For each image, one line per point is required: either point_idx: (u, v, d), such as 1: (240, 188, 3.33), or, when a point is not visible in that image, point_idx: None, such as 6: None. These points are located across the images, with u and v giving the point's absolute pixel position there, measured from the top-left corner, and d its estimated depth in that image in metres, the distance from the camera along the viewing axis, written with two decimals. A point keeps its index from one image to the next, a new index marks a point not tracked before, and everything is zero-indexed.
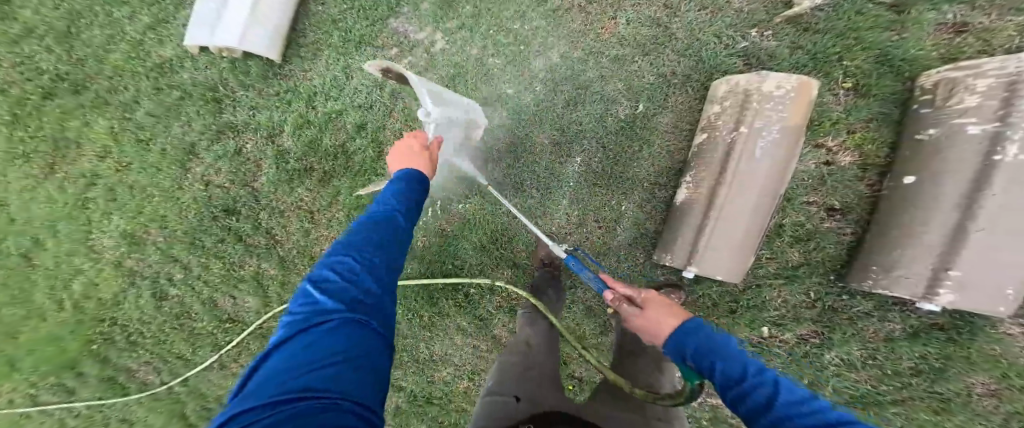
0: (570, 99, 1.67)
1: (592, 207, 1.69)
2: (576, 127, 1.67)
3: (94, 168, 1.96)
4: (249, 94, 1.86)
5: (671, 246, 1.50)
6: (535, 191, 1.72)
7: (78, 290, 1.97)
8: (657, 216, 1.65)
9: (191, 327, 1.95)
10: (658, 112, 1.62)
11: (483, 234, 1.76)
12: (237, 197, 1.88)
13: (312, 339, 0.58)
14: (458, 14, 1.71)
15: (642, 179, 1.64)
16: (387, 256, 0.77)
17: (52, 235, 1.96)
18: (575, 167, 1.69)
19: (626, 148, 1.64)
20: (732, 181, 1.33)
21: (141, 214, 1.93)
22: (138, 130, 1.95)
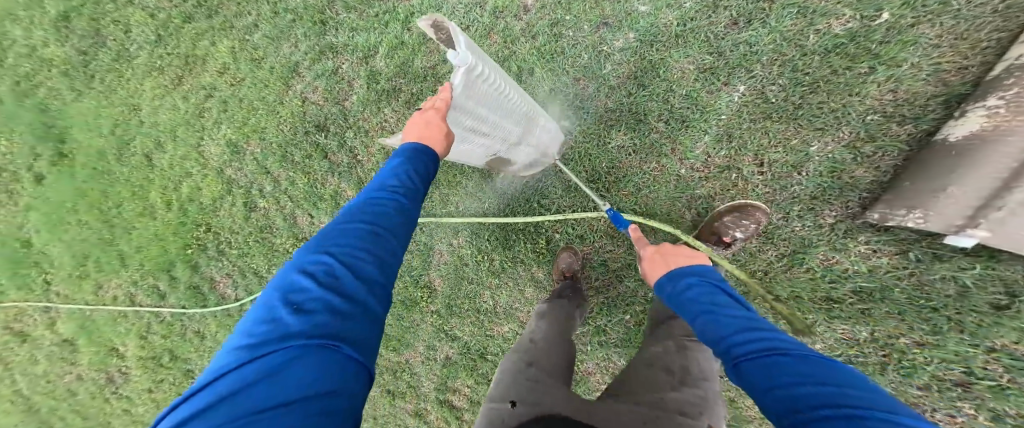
0: (735, 18, 1.43)
1: (751, 146, 1.42)
2: (746, 50, 1.42)
3: (213, 82, 2.10)
4: (351, 16, 1.84)
5: (924, 200, 1.12)
6: (663, 124, 1.52)
7: (185, 192, 2.15)
8: (886, 162, 1.28)
9: (270, 242, 2.02)
10: (922, 20, 1.23)
11: (584, 172, 1.61)
12: (329, 114, 1.90)
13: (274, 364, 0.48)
14: None
15: (861, 111, 1.30)
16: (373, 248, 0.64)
17: (173, 139, 2.16)
18: (733, 99, 1.44)
19: (840, 71, 1.32)
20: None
21: (245, 126, 2.04)
22: (253, 50, 2.03)
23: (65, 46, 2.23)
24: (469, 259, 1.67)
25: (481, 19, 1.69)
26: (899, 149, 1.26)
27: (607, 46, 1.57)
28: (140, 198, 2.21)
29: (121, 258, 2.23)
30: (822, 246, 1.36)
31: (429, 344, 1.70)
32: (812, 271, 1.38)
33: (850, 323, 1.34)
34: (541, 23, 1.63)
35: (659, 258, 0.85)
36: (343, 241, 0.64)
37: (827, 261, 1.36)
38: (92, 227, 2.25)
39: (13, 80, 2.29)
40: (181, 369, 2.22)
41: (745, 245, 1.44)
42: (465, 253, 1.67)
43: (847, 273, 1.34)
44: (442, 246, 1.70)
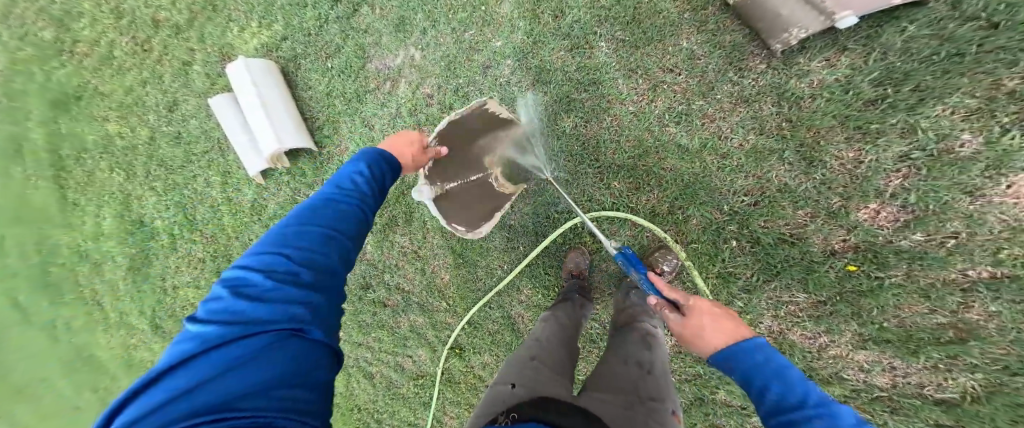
0: (555, 13, 1.71)
1: (653, 66, 1.64)
2: (578, 25, 1.69)
3: None
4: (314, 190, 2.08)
5: (788, 20, 1.40)
6: (584, 92, 1.72)
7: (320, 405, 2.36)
8: (734, 26, 1.55)
9: (400, 394, 2.19)
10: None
11: (568, 162, 1.79)
12: (364, 273, 2.20)
13: (252, 348, 0.63)
14: (415, 27, 1.84)
15: (679, 16, 1.60)
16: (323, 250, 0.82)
17: None
18: (606, 53, 1.68)
19: (639, 8, 1.63)
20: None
21: None
22: None
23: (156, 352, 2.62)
24: (545, 300, 1.92)
25: (405, 123, 1.89)
26: (728, 17, 1.55)
27: (501, 79, 1.80)
28: None
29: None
30: (793, 80, 1.49)
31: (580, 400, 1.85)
32: (819, 96, 1.47)
33: (940, 102, 1.32)
34: (448, 96, 1.84)
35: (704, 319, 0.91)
36: (297, 242, 0.81)
37: (816, 84, 1.47)
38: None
39: None
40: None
41: (741, 116, 1.57)
42: (539, 300, 1.92)
43: (845, 80, 1.43)
44: (518, 309, 1.96)
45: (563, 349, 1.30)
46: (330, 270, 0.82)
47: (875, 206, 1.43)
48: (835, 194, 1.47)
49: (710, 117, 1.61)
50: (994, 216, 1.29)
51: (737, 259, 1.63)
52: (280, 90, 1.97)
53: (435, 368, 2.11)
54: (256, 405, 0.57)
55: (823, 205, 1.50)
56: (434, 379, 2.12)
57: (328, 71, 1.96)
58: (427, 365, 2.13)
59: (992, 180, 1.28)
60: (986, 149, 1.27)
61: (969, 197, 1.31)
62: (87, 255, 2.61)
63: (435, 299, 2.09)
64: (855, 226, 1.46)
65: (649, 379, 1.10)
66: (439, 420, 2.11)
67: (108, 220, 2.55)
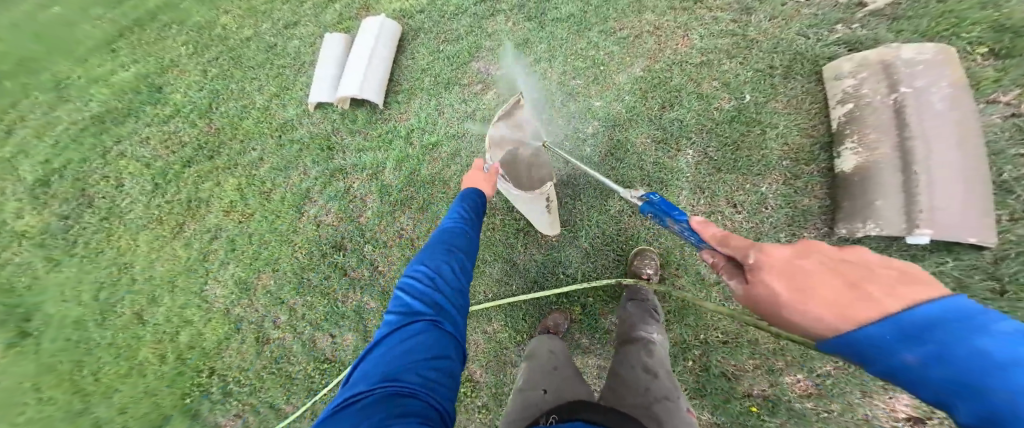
0: (663, 104, 1.91)
1: (721, 193, 1.78)
2: (676, 125, 1.87)
3: (219, 222, 2.32)
4: (354, 138, 2.10)
5: (876, 213, 1.48)
6: (647, 185, 1.85)
7: (184, 342, 2.34)
8: (819, 192, 1.68)
9: (285, 372, 2.16)
10: (771, 98, 1.81)
11: (596, 238, 1.90)
12: (346, 233, 2.15)
13: (406, 337, 1.00)
14: (534, 52, 2.07)
15: (777, 159, 1.75)
16: (450, 265, 1.18)
17: (170, 291, 2.38)
18: (687, 160, 1.84)
19: (744, 135, 1.80)
20: (924, 131, 1.45)
21: (256, 261, 2.26)
22: (261, 183, 2.25)
23: (46, 213, 2.53)
24: (508, 342, 1.88)
25: (474, 127, 2.02)
26: (818, 181, 1.69)
27: (580, 133, 1.96)
28: (151, 338, 2.36)
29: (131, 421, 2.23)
30: None
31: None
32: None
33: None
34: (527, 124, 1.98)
35: (833, 267, 0.64)
36: (432, 262, 1.17)
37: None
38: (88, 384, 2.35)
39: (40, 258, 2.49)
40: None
41: None
42: (501, 337, 1.90)
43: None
44: (477, 337, 1.94)
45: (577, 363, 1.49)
46: (464, 274, 1.20)
47: (797, 376, 1.54)
48: (786, 362, 1.55)
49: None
50: (866, 411, 1.46)
51: (682, 377, 1.64)
52: (388, 50, 2.07)
53: (350, 359, 2.09)
54: (403, 377, 0.91)
55: (770, 362, 1.58)
56: (340, 369, 2.10)
57: (438, 52, 2.14)
58: (344, 353, 2.12)
59: (890, 394, 1.45)
60: None
61: (858, 392, 1.47)
62: (87, 95, 2.63)
63: None
64: (775, 381, 1.56)
65: (657, 381, 1.21)
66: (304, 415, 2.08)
67: (130, 72, 2.60)
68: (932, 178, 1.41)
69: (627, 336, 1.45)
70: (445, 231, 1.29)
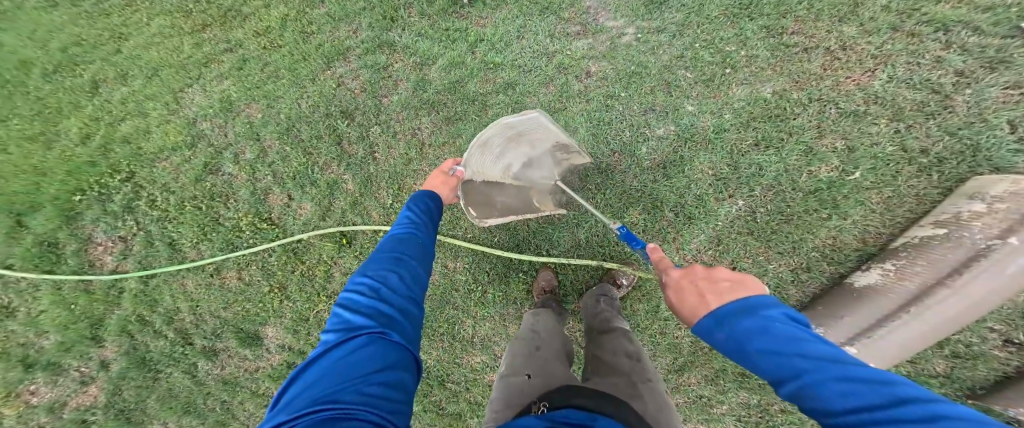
0: (760, 140, 1.51)
1: (728, 254, 1.51)
2: (755, 171, 1.49)
3: (243, 39, 2.02)
4: (422, 22, 1.89)
5: (820, 320, 1.33)
6: (673, 214, 1.55)
7: (125, 132, 2.01)
8: (810, 289, 1.45)
9: (217, 215, 1.93)
10: (876, 186, 1.40)
11: (592, 234, 1.58)
12: (360, 105, 1.88)
13: (340, 354, 0.69)
14: (662, 17, 1.67)
15: (811, 248, 1.45)
16: (397, 272, 0.87)
17: (147, 78, 2.04)
18: (732, 209, 1.51)
19: (813, 211, 1.45)
20: (962, 288, 1.10)
21: (256, 89, 1.98)
22: (306, 23, 2.00)
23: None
24: (461, 286, 1.65)
25: (545, 66, 1.77)
26: (818, 282, 1.45)
27: (647, 127, 1.61)
28: (100, 110, 2.03)
29: (40, 191, 1.99)
30: None
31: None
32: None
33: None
34: (598, 89, 1.70)
35: (691, 285, 0.71)
36: (374, 268, 0.87)
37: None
38: (6, 129, 2.03)
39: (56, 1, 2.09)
40: (44, 367, 1.94)
41: None
42: (457, 279, 1.66)
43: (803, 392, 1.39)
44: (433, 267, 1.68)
45: (558, 340, 1.26)
46: (417, 282, 0.89)
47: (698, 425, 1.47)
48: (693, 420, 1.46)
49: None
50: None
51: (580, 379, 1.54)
52: None
53: (296, 233, 1.86)
54: (346, 392, 0.62)
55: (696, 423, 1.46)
56: (277, 237, 1.87)
57: None
58: (291, 222, 1.88)
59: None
60: None
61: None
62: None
63: (383, 186, 1.80)
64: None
65: (639, 364, 1.07)
66: (217, 271, 1.92)
67: None
68: (906, 325, 1.16)
69: (606, 326, 1.25)
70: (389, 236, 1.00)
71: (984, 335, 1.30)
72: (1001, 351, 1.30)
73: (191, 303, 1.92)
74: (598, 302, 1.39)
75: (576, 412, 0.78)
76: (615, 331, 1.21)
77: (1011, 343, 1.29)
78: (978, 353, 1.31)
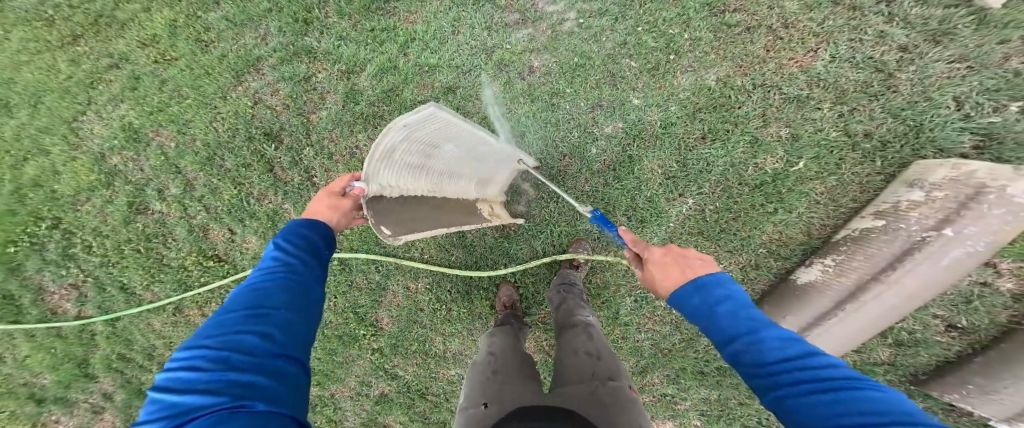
0: (706, 132, 1.52)
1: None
2: (701, 166, 1.53)
3: (127, 51, 1.75)
4: (343, 23, 1.69)
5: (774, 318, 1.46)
6: (626, 218, 1.60)
7: (30, 175, 1.82)
8: (758, 284, 1.56)
9: (159, 255, 1.83)
10: (820, 176, 1.45)
11: (548, 245, 1.61)
12: (287, 124, 1.72)
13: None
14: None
15: (758, 244, 1.53)
16: (266, 324, 0.62)
17: (31, 106, 1.78)
18: (682, 209, 1.56)
19: (759, 206, 1.51)
20: (896, 282, 1.24)
21: (159, 112, 1.76)
22: (203, 28, 1.73)
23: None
24: (425, 306, 1.68)
25: (483, 65, 1.64)
26: (767, 277, 1.55)
27: (595, 127, 1.58)
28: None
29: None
30: None
31: (362, 380, 1.73)
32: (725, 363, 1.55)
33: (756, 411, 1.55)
34: (542, 87, 1.60)
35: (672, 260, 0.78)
36: (225, 325, 0.60)
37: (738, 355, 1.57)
38: None
39: None
40: (55, 401, 1.93)
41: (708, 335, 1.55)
42: (421, 299, 1.68)
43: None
44: (396, 288, 1.68)
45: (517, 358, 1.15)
46: (292, 333, 0.64)
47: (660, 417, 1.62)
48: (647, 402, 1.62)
49: (664, 317, 1.57)
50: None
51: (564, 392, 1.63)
52: None
53: (245, 267, 1.79)
54: None
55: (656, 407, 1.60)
56: (228, 273, 1.80)
57: None
58: (240, 256, 1.80)
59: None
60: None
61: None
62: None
63: None
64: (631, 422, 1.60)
65: (602, 363, 1.02)
66: (178, 310, 1.85)
67: None
68: (846, 319, 1.32)
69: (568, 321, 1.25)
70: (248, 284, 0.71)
71: (926, 321, 1.41)
72: (944, 336, 1.41)
73: (163, 339, 1.89)
74: (561, 292, 1.40)
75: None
76: (577, 327, 1.20)
77: (952, 328, 1.39)
78: (920, 341, 1.42)
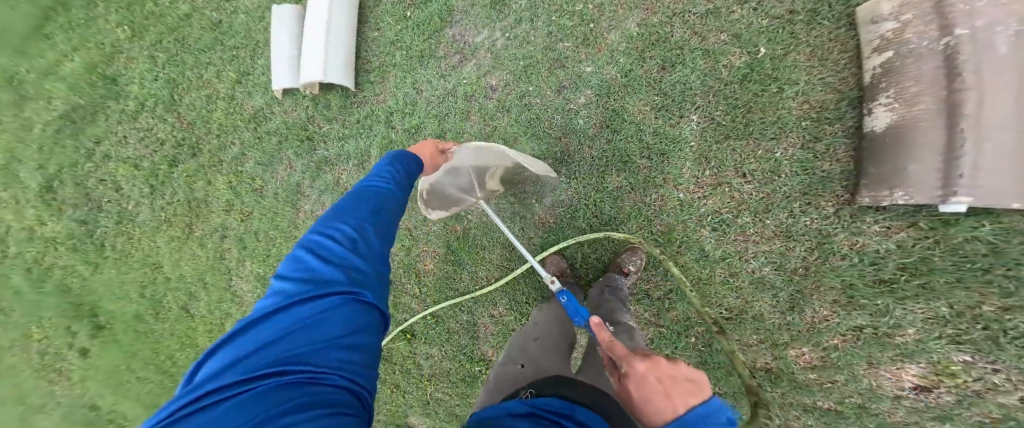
0: (662, 64, 1.52)
1: (729, 162, 1.45)
2: (681, 87, 1.49)
3: (225, 221, 2.24)
4: (334, 126, 1.98)
5: (901, 176, 1.16)
6: (646, 159, 1.54)
7: (230, 333, 2.34)
8: (844, 155, 1.33)
9: None
10: (789, 50, 1.39)
11: (591, 217, 1.62)
12: None
13: (309, 313, 0.67)
14: (513, 10, 1.68)
15: (796, 118, 1.38)
16: (375, 226, 0.92)
17: (203, 286, 2.34)
18: (692, 127, 1.49)
19: (763, 91, 1.41)
20: (979, 83, 1.03)
21: (268, 258, 2.18)
22: (251, 180, 2.17)
23: (63, 219, 2.56)
24: (515, 325, 1.76)
25: (455, 104, 1.77)
26: (844, 142, 1.33)
27: (571, 104, 1.61)
28: (185, 321, 2.41)
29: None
30: (841, 233, 1.34)
31: None
32: (849, 257, 1.34)
33: (924, 301, 1.26)
34: (510, 97, 1.69)
35: (656, 383, 0.77)
36: (353, 218, 0.90)
37: (855, 246, 1.33)
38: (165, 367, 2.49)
39: (97, 260, 2.53)
40: None
41: (772, 245, 1.42)
42: (509, 321, 1.77)
43: (861, 260, 1.32)
44: (486, 320, 1.80)
45: (562, 337, 1.40)
46: (386, 244, 0.92)
47: (802, 347, 1.40)
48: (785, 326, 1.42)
49: (744, 235, 1.45)
50: (871, 381, 1.33)
51: (682, 352, 1.54)
52: (348, 34, 1.89)
53: None
54: (311, 352, 0.62)
55: (776, 336, 1.43)
56: None
57: (405, 19, 1.85)
58: None
59: (897, 365, 1.30)
60: (914, 342, 1.27)
61: (865, 364, 1.34)
62: (45, 95, 2.58)
63: (406, 281, 1.88)
64: (780, 353, 1.43)
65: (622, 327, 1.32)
66: None
67: (88, 67, 2.52)
68: (979, 140, 1.03)
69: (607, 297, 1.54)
70: (354, 192, 1.02)
71: None
72: None
73: None
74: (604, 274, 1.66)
75: (567, 422, 0.78)
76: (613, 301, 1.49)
77: None
78: None
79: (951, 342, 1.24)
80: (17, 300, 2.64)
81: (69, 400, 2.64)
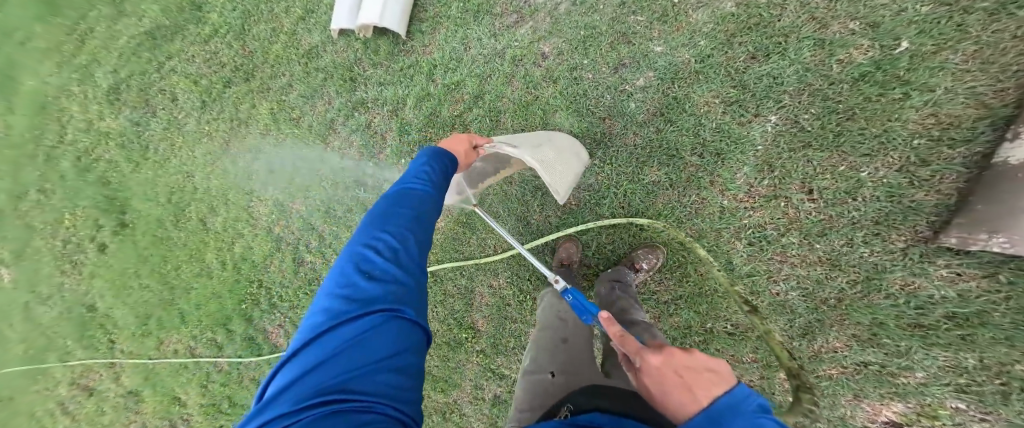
0: (754, 52, 1.41)
1: (797, 174, 1.35)
2: (772, 81, 1.38)
3: (258, 145, 2.32)
4: (378, 71, 2.01)
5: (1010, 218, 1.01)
6: (697, 157, 1.47)
7: (239, 253, 2.39)
8: (949, 185, 1.19)
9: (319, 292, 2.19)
10: (943, 47, 1.19)
11: (618, 208, 1.56)
12: (367, 169, 2.05)
13: (354, 334, 0.65)
14: None
15: (907, 135, 1.23)
16: (414, 232, 0.89)
17: (224, 204, 2.43)
18: (766, 128, 1.39)
19: (878, 96, 1.26)
20: None
21: (290, 187, 2.25)
22: (291, 109, 2.24)
23: (120, 118, 2.74)
24: (512, 300, 1.70)
25: (500, 66, 1.76)
26: (956, 171, 1.17)
27: (628, 84, 1.56)
28: (202, 234, 2.49)
29: (221, 309, 2.44)
30: (898, 271, 1.25)
31: (474, 385, 1.73)
32: (894, 297, 1.26)
33: (954, 351, 1.19)
34: (561, 67, 1.65)
35: (674, 374, 0.61)
36: (394, 226, 0.87)
37: (908, 287, 1.25)
38: (174, 273, 2.57)
39: (142, 163, 2.69)
40: None
41: (810, 271, 1.34)
42: (507, 294, 1.71)
43: (899, 302, 1.24)
44: (483, 289, 1.75)
45: (586, 335, 1.25)
46: (423, 251, 0.88)
47: (796, 373, 1.36)
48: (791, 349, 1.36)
49: (784, 255, 1.38)
50: (845, 410, 1.32)
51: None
52: None
53: None
54: (362, 380, 0.59)
55: (773, 359, 1.37)
56: None
57: None
58: None
59: (884, 401, 1.28)
60: (919, 386, 1.23)
61: (850, 395, 1.31)
62: (138, 14, 2.78)
63: None
64: (768, 374, 1.39)
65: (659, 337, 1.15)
66: None
67: None
68: None
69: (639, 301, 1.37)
70: (392, 193, 0.99)
71: None
72: None
73: None
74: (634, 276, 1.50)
75: (599, 416, 0.67)
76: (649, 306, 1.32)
77: None
78: None
79: (956, 391, 1.19)
80: (60, 184, 2.82)
81: (72, 298, 2.77)
